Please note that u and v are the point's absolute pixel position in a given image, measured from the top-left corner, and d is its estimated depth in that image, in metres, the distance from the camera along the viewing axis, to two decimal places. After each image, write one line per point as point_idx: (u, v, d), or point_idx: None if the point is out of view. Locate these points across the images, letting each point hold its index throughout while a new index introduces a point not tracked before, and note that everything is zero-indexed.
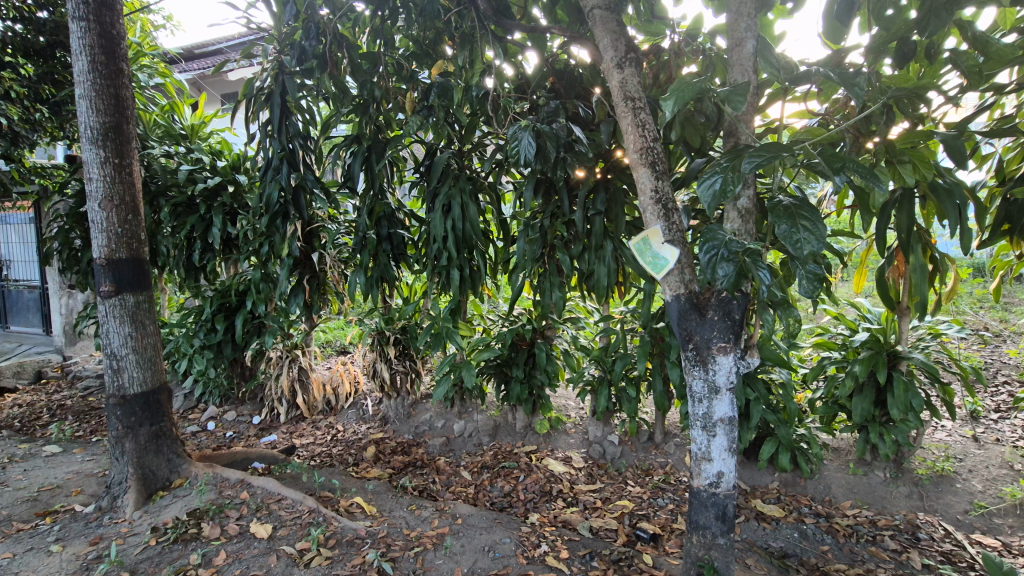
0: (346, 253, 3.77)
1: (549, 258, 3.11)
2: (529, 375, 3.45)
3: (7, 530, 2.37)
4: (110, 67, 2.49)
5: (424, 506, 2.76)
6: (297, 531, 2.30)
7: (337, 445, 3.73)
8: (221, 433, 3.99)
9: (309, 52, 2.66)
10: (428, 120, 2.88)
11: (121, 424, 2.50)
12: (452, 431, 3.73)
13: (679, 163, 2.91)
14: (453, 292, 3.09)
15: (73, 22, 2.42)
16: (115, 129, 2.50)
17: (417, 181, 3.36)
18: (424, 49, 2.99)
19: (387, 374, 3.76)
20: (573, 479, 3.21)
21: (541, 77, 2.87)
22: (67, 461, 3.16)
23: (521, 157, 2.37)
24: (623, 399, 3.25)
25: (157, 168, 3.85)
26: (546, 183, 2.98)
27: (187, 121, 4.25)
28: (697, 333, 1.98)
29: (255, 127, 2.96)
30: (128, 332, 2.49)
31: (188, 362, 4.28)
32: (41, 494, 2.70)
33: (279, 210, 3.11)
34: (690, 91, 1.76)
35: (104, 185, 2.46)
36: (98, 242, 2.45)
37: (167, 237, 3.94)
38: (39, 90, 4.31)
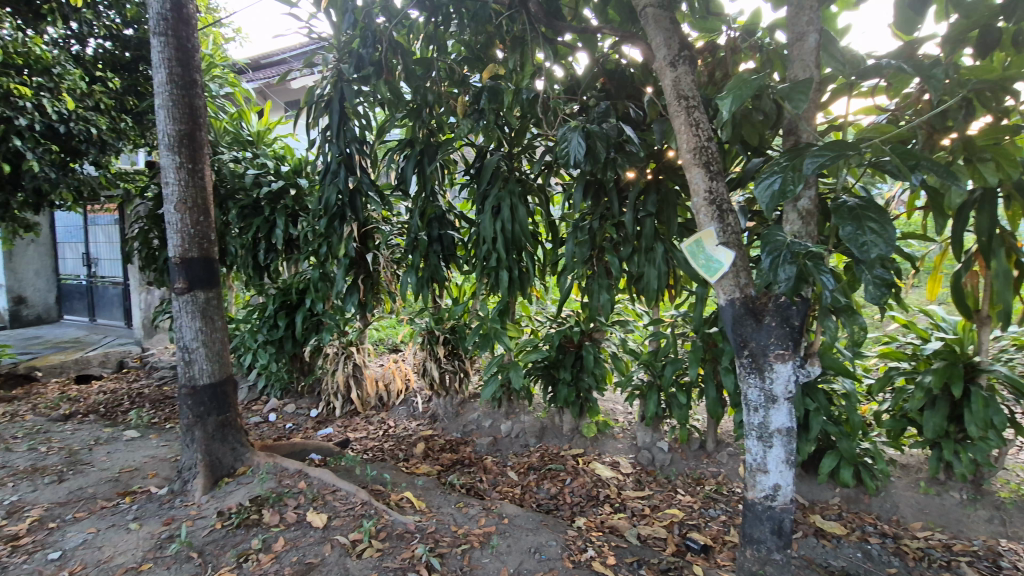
0: (399, 253, 3.86)
1: (598, 261, 3.08)
2: (576, 377, 3.42)
3: (92, 507, 2.57)
4: (185, 78, 2.66)
5: (472, 504, 2.79)
6: (351, 522, 2.37)
7: (388, 441, 3.83)
8: (281, 425, 4.19)
9: (367, 59, 2.79)
10: (478, 122, 2.93)
11: (192, 413, 2.66)
12: (500, 431, 3.76)
13: (735, 163, 2.81)
14: (501, 293, 3.10)
15: (154, 38, 2.62)
16: (189, 136, 2.67)
17: (468, 183, 3.40)
18: (475, 53, 3.02)
19: (436, 372, 3.85)
20: (621, 485, 3.16)
21: (591, 78, 2.89)
22: (144, 445, 3.41)
23: (571, 158, 2.38)
24: (673, 405, 3.16)
25: (226, 172, 4.09)
26: (596, 185, 2.95)
27: (254, 128, 4.48)
28: (753, 339, 1.92)
29: (315, 133, 3.09)
30: (199, 327, 2.65)
31: (253, 356, 4.51)
32: (121, 475, 2.91)
33: (336, 212, 3.23)
34: (748, 89, 1.73)
35: (179, 189, 2.63)
36: (173, 241, 2.62)
37: (235, 237, 4.16)
38: (123, 100, 4.66)
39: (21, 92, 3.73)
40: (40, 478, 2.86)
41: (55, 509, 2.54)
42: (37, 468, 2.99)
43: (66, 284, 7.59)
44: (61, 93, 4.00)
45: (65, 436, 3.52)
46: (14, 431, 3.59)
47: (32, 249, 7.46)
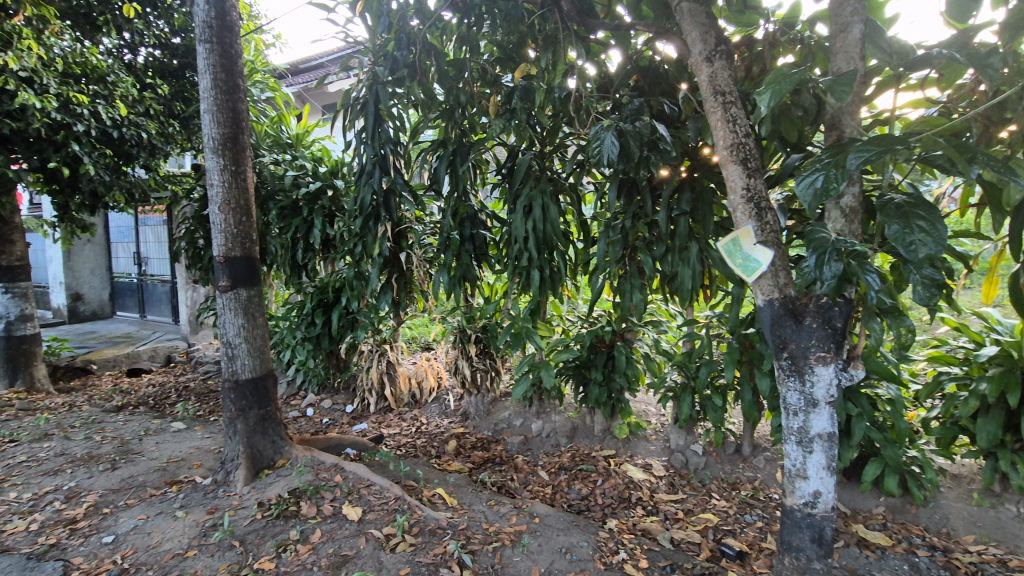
0: (431, 253, 3.91)
1: (630, 260, 3.04)
2: (608, 378, 3.39)
3: (142, 494, 2.70)
4: (229, 82, 2.76)
5: (503, 502, 2.80)
6: (384, 516, 2.42)
7: (421, 437, 3.88)
8: (318, 419, 4.30)
9: (401, 62, 2.84)
10: (510, 122, 2.94)
11: (234, 406, 2.76)
12: (531, 431, 3.76)
13: (773, 160, 2.73)
14: (533, 292, 3.09)
15: (200, 45, 2.72)
16: (232, 139, 2.77)
17: (500, 183, 3.41)
18: (508, 53, 3.03)
19: (468, 371, 3.89)
20: (653, 487, 3.12)
21: (624, 76, 2.85)
22: (190, 437, 3.55)
23: (604, 156, 2.36)
24: (708, 407, 3.09)
25: (267, 174, 4.23)
26: (629, 183, 2.91)
27: (293, 131, 4.60)
28: (793, 340, 1.87)
29: (351, 134, 3.16)
30: (241, 324, 2.74)
31: (291, 353, 4.65)
32: (169, 464, 3.04)
33: (370, 212, 3.28)
34: (788, 82, 1.71)
35: (223, 190, 2.73)
36: (217, 241, 2.72)
37: (275, 237, 4.30)
38: (171, 106, 4.88)
39: (79, 100, 3.90)
40: (96, 465, 3.01)
41: (108, 495, 2.68)
42: (93, 456, 3.15)
43: (119, 281, 7.98)
44: (115, 100, 4.19)
45: (118, 426, 3.71)
46: (71, 420, 3.80)
47: (88, 249, 7.88)
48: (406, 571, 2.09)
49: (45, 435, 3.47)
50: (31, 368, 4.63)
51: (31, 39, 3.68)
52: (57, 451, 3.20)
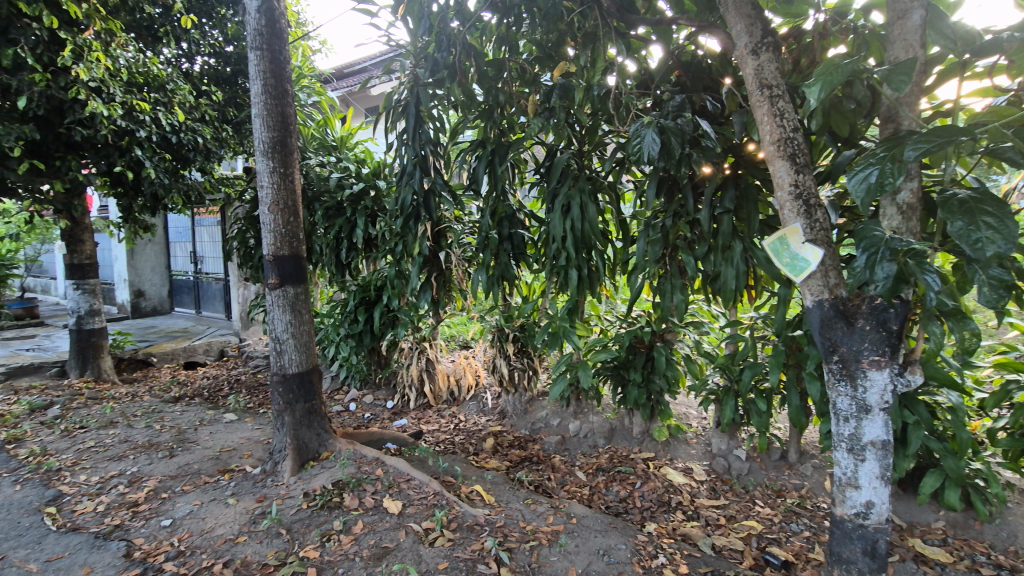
0: (470, 252, 3.94)
1: (671, 259, 2.98)
2: (647, 379, 3.33)
3: (197, 481, 2.84)
4: (277, 87, 2.87)
5: (540, 501, 2.81)
6: (423, 510, 2.47)
7: (459, 434, 3.93)
8: (360, 414, 4.41)
9: (441, 63, 2.88)
10: (549, 121, 2.94)
11: (282, 399, 2.87)
12: (568, 431, 3.74)
13: (823, 156, 2.62)
14: (571, 292, 3.08)
15: (251, 52, 2.84)
16: (280, 142, 2.87)
17: (538, 182, 3.40)
18: (547, 52, 3.02)
19: (506, 369, 3.92)
20: (694, 492, 3.05)
21: (665, 71, 2.80)
22: (240, 428, 3.71)
23: (644, 154, 2.33)
24: (751, 412, 2.98)
25: (313, 176, 4.37)
26: (669, 181, 2.86)
27: (337, 134, 4.74)
28: (844, 343, 1.79)
29: (392, 136, 3.23)
30: (289, 320, 2.85)
31: (335, 349, 4.79)
32: (222, 454, 3.19)
33: (411, 212, 3.34)
34: (840, 74, 1.65)
35: (273, 192, 2.84)
36: (267, 240, 2.83)
37: (320, 237, 4.44)
38: (225, 111, 5.17)
39: (142, 108, 4.12)
40: (155, 452, 3.19)
41: (167, 481, 2.84)
42: (153, 443, 3.34)
43: (177, 279, 8.43)
44: (174, 107, 4.42)
45: (175, 416, 3.92)
46: (134, 409, 4.04)
47: (149, 248, 8.35)
48: (444, 566, 2.12)
49: (111, 423, 3.70)
50: (98, 360, 4.95)
51: (99, 51, 3.90)
52: (121, 438, 3.41)
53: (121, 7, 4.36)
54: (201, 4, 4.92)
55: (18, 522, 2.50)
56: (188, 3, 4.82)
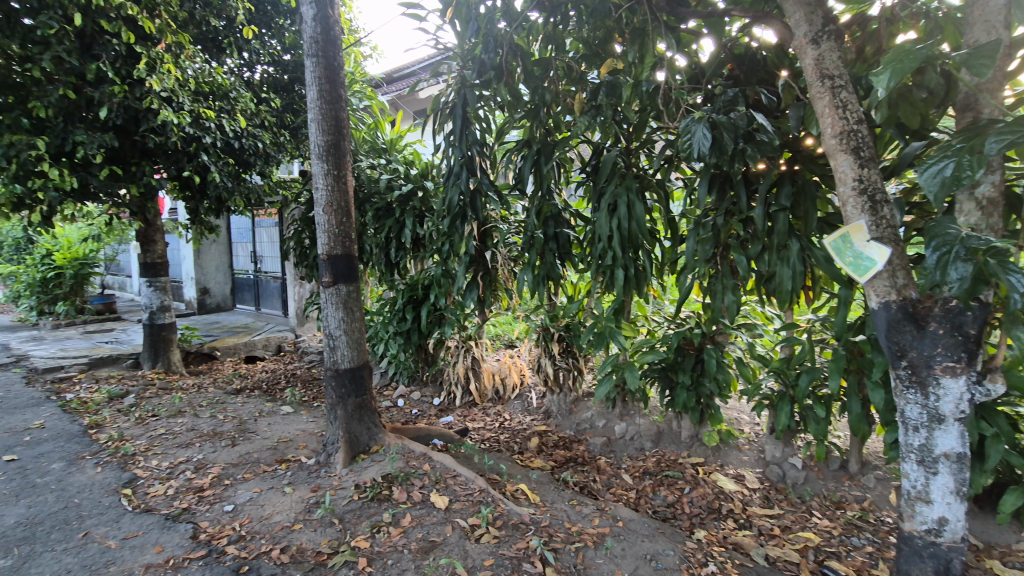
0: (515, 252, 3.96)
1: (722, 259, 2.88)
2: (697, 382, 3.24)
3: (257, 469, 2.98)
4: (332, 93, 2.97)
5: (585, 503, 2.78)
6: (469, 507, 2.49)
7: (504, 433, 3.95)
8: (408, 410, 4.50)
9: (488, 64, 2.91)
10: (596, 119, 2.91)
11: (335, 393, 2.97)
12: (614, 432, 3.70)
13: (888, 149, 2.48)
14: (617, 292, 3.03)
15: (307, 60, 2.96)
16: (334, 145, 2.98)
17: (584, 181, 3.36)
18: (594, 49, 2.97)
19: (551, 369, 3.91)
20: (746, 500, 2.94)
21: (717, 65, 2.72)
22: (296, 420, 3.88)
23: (695, 150, 2.28)
24: (808, 418, 2.84)
25: (364, 178, 4.51)
26: (721, 178, 2.77)
27: (387, 136, 4.85)
28: (913, 348, 1.68)
29: (439, 138, 3.28)
30: (341, 317, 2.94)
31: (384, 346, 4.92)
32: (279, 444, 3.34)
33: (458, 212, 3.35)
34: (911, 60, 1.55)
35: (327, 193, 2.94)
36: (322, 240, 2.94)
37: (371, 237, 4.57)
38: (283, 117, 5.42)
39: (208, 115, 4.36)
40: (219, 441, 3.38)
41: (229, 469, 2.99)
42: (217, 432, 3.53)
43: (239, 277, 8.88)
44: (236, 114, 4.66)
45: (237, 407, 4.13)
46: (200, 400, 4.29)
47: (214, 248, 8.85)
48: (490, 563, 2.14)
49: (179, 412, 3.94)
50: (168, 353, 5.28)
51: (170, 63, 4.16)
52: (189, 427, 3.63)
53: (189, 21, 4.63)
54: (261, 15, 5.21)
55: (99, 501, 2.70)
56: (250, 15, 5.10)
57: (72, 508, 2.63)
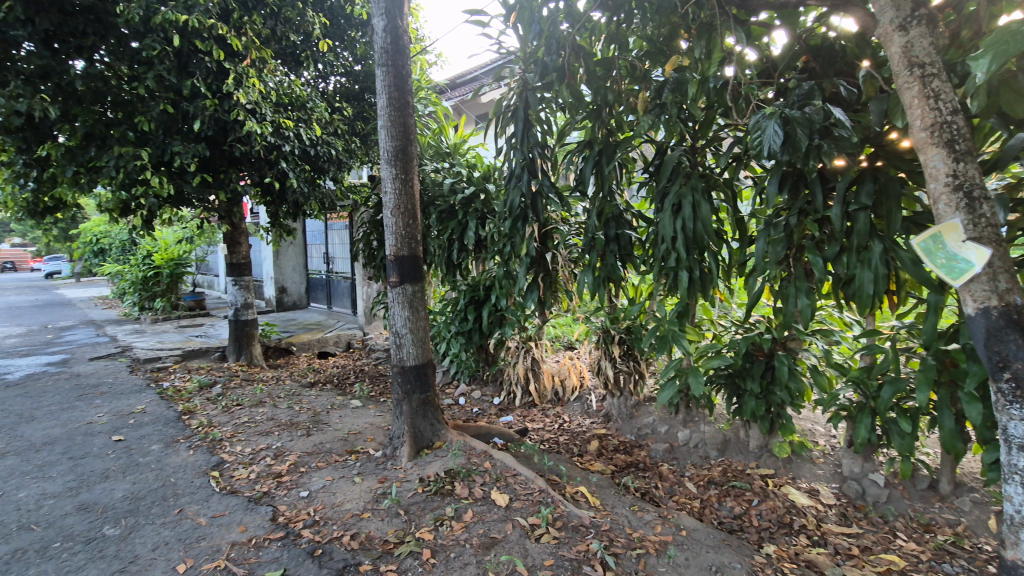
0: (576, 253, 3.95)
1: (795, 261, 2.74)
2: (767, 390, 3.09)
3: (329, 459, 3.15)
4: (400, 100, 3.09)
5: (647, 509, 2.73)
6: (529, 506, 2.51)
7: (564, 434, 3.94)
8: (469, 408, 4.59)
9: (551, 66, 2.93)
10: (660, 117, 2.85)
11: (401, 389, 3.08)
12: (677, 439, 3.60)
13: (989, 141, 2.26)
14: (681, 294, 2.94)
15: (378, 69, 3.09)
16: (402, 150, 3.09)
17: (647, 181, 3.29)
18: (659, 46, 2.90)
19: (611, 372, 3.85)
20: (821, 516, 2.77)
21: (791, 57, 2.59)
22: (365, 413, 4.05)
23: (765, 147, 2.19)
24: (891, 432, 2.64)
25: (429, 182, 4.64)
26: (794, 177, 2.66)
27: (451, 140, 4.94)
28: (1017, 358, 1.53)
29: (501, 141, 3.32)
30: (407, 316, 3.04)
31: (446, 345, 5.03)
32: (349, 436, 3.50)
33: (519, 214, 3.37)
34: (1017, 44, 1.41)
35: (395, 197, 3.06)
36: (390, 242, 3.05)
37: (435, 239, 4.69)
38: (354, 125, 5.70)
39: (287, 125, 4.63)
40: (295, 431, 3.59)
41: (304, 457, 3.17)
42: (294, 423, 3.75)
43: (313, 277, 9.40)
44: (312, 123, 4.93)
45: (311, 400, 4.37)
46: (278, 391, 4.57)
47: (291, 249, 9.41)
48: (550, 562, 2.14)
49: (260, 402, 4.22)
50: (250, 347, 5.66)
51: (254, 77, 4.47)
52: (268, 416, 3.88)
53: (272, 38, 4.95)
54: (335, 29, 5.50)
55: (192, 481, 2.94)
56: (326, 29, 5.39)
57: (169, 486, 2.88)
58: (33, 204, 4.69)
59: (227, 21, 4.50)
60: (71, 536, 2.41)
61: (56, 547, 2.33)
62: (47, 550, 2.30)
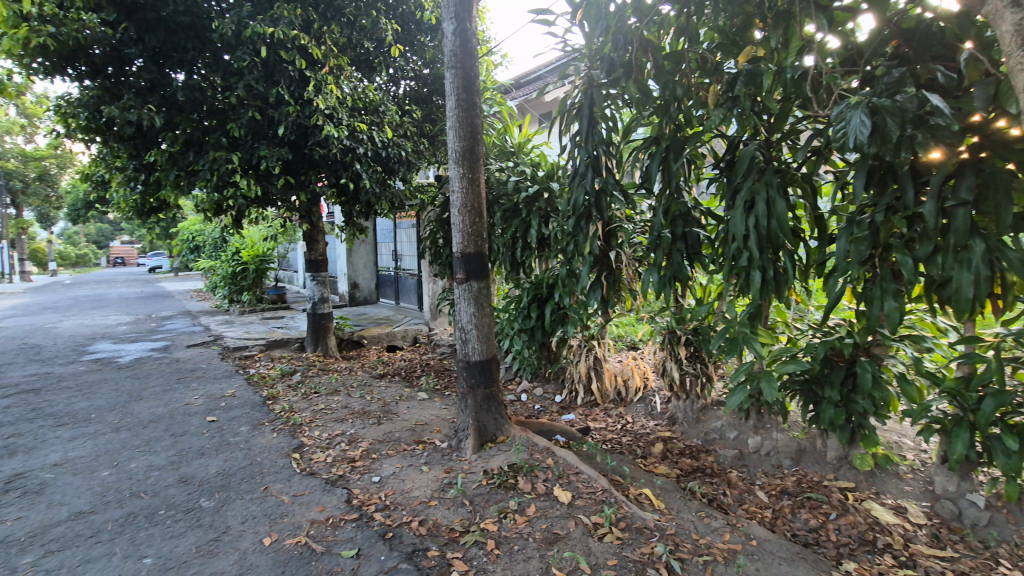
0: (641, 252, 3.88)
1: (881, 261, 2.56)
2: (848, 398, 2.90)
3: (398, 447, 3.28)
4: (468, 101, 3.16)
5: (715, 516, 2.64)
6: (592, 505, 2.50)
7: (627, 435, 3.88)
8: (531, 405, 4.63)
9: (618, 62, 2.94)
10: (732, 111, 2.76)
11: (466, 383, 3.15)
12: (747, 446, 3.46)
13: None
14: (754, 295, 2.81)
15: (447, 72, 3.17)
16: (469, 150, 3.16)
17: (717, 178, 3.17)
18: (731, 38, 2.79)
19: (677, 374, 3.75)
20: (909, 536, 2.57)
21: (879, 43, 2.40)
22: (431, 405, 4.18)
23: (849, 138, 2.06)
24: (993, 450, 2.41)
25: (494, 181, 4.72)
26: (881, 170, 2.48)
27: (516, 139, 4.98)
28: None
29: (565, 139, 3.32)
30: (473, 312, 3.11)
31: (509, 342, 5.09)
32: (416, 426, 3.63)
33: (583, 212, 3.36)
34: None
35: (462, 196, 3.13)
36: (457, 239, 3.13)
37: (499, 237, 4.76)
38: (423, 126, 5.92)
39: (361, 129, 4.85)
40: (367, 419, 3.77)
41: (375, 444, 3.32)
42: (365, 411, 3.94)
43: (382, 274, 9.78)
44: (384, 126, 5.15)
45: (381, 390, 4.56)
46: (350, 381, 4.81)
47: (362, 247, 9.86)
48: (613, 563, 2.13)
49: (335, 391, 4.46)
50: (326, 339, 5.99)
51: (332, 83, 4.70)
52: (342, 404, 4.10)
53: (348, 46, 5.20)
54: (406, 34, 5.70)
55: (275, 461, 3.16)
56: (397, 35, 5.60)
57: (255, 465, 3.11)
58: (141, 204, 5.19)
59: (309, 32, 4.76)
60: (174, 505, 2.66)
61: (161, 514, 2.58)
62: (154, 516, 2.55)
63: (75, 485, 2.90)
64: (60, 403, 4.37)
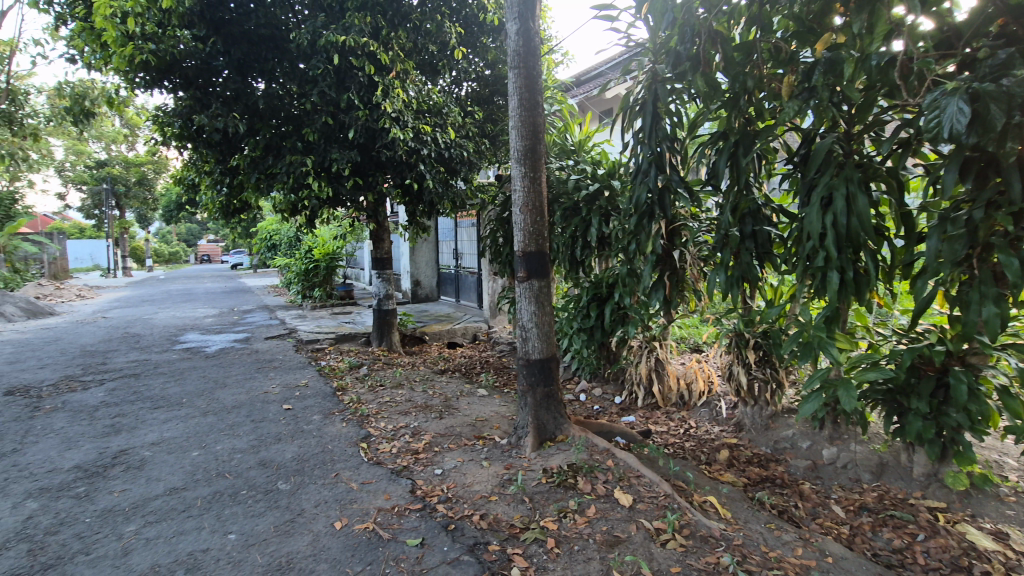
0: (706, 251, 3.74)
1: (981, 261, 2.32)
2: (938, 410, 2.67)
3: (459, 442, 3.35)
4: (530, 100, 3.17)
5: (786, 529, 2.51)
6: (655, 510, 2.45)
7: (691, 440, 3.76)
8: (590, 405, 4.59)
9: (684, 56, 2.87)
10: (808, 103, 2.62)
11: (526, 381, 3.17)
12: (821, 457, 3.26)
13: None
14: (831, 297, 2.64)
15: (510, 72, 3.19)
16: (531, 150, 3.17)
17: (790, 173, 3.00)
18: (806, 25, 2.60)
19: (744, 379, 3.59)
20: (1012, 564, 2.31)
21: (983, 22, 2.17)
22: (491, 402, 4.24)
23: (944, 128, 1.90)
24: None
25: (555, 180, 4.71)
26: (981, 163, 2.26)
27: (576, 137, 4.94)
28: None
29: (628, 136, 3.27)
30: (533, 310, 3.11)
31: (568, 342, 5.07)
32: (477, 422, 3.69)
33: (645, 211, 3.30)
34: None
35: (524, 195, 3.14)
36: (518, 238, 3.15)
37: (559, 236, 4.75)
38: (484, 127, 6.01)
39: (426, 130, 4.97)
40: (429, 413, 3.87)
41: (437, 438, 3.41)
42: (428, 405, 4.05)
43: (443, 272, 10.00)
44: (447, 127, 5.26)
45: (442, 385, 4.68)
46: (413, 376, 4.97)
47: (425, 245, 10.16)
48: (677, 570, 2.07)
49: (399, 385, 4.62)
50: (390, 335, 6.20)
51: (399, 87, 4.84)
52: (406, 398, 4.24)
53: (414, 50, 5.35)
54: (469, 36, 5.78)
55: (345, 450, 3.31)
56: (461, 37, 5.70)
57: (326, 452, 3.27)
58: (226, 206, 5.59)
59: (377, 38, 4.93)
60: (254, 486, 2.85)
61: (243, 494, 2.77)
62: (237, 496, 2.75)
63: (169, 463, 3.17)
64: (156, 387, 4.79)
